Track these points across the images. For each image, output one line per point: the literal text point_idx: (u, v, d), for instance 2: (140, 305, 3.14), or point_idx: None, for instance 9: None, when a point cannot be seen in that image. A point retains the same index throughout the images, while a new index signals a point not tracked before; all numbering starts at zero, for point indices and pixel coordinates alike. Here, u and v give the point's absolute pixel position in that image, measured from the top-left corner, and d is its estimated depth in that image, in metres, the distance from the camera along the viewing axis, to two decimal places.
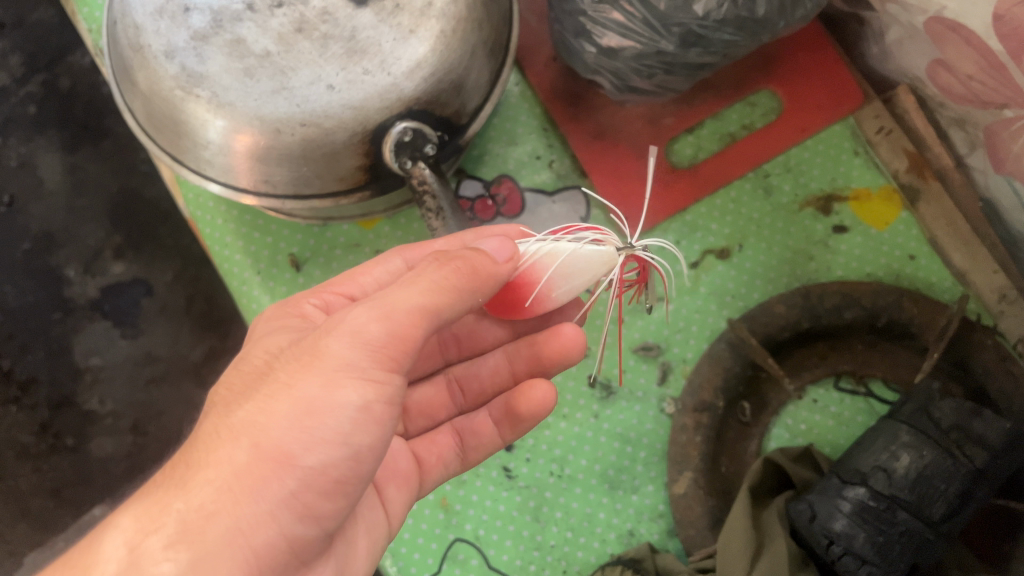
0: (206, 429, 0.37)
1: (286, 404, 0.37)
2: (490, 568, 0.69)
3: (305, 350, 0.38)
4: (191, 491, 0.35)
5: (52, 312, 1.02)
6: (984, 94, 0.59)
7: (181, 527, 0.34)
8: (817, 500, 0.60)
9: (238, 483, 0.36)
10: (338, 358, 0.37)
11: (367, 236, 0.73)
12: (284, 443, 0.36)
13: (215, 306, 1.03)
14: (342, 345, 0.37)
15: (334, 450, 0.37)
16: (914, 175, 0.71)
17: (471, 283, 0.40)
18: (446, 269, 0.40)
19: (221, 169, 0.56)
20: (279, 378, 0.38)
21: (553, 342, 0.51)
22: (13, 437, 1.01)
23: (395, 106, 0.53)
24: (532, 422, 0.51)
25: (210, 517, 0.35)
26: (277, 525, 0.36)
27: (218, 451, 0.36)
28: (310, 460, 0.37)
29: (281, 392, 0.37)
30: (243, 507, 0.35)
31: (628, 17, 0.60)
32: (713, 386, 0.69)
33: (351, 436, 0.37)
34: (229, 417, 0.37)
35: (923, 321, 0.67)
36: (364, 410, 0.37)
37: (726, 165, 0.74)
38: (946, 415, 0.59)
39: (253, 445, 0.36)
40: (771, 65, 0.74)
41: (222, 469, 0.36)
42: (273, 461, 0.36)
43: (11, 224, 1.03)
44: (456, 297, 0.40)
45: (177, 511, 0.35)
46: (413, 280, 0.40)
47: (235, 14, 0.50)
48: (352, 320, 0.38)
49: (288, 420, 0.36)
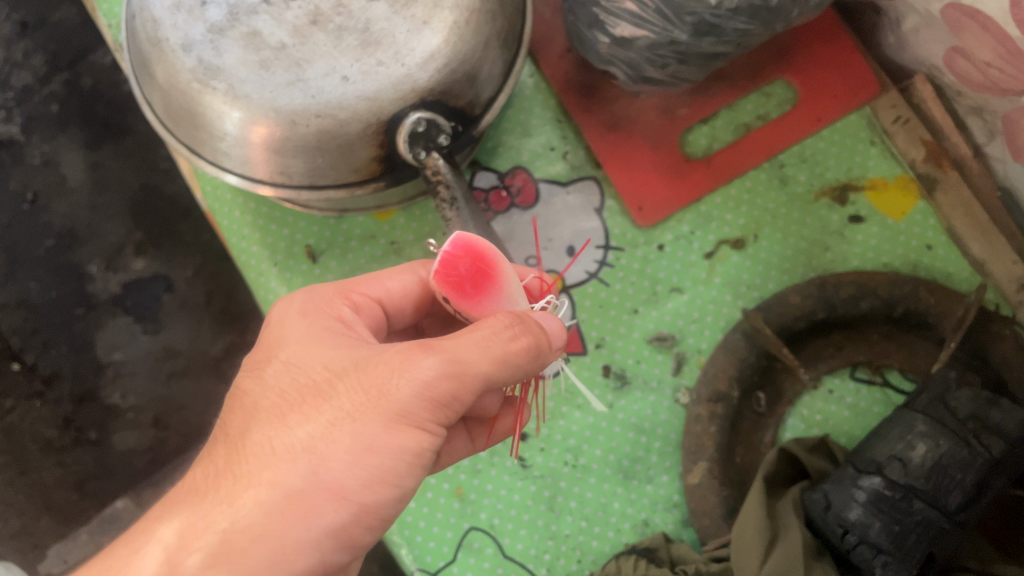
0: (262, 443, 0.38)
1: (348, 438, 0.38)
2: (505, 557, 0.70)
3: (372, 384, 0.39)
4: (241, 508, 0.36)
5: (75, 307, 1.04)
6: (1002, 81, 0.59)
7: (226, 546, 0.35)
8: (832, 489, 0.59)
9: (289, 509, 0.37)
10: (404, 404, 0.38)
11: (383, 227, 0.74)
12: (341, 478, 0.38)
13: (234, 301, 1.05)
14: (412, 392, 0.38)
15: (384, 491, 0.39)
16: (931, 164, 0.70)
17: (530, 362, 0.40)
18: (512, 342, 0.39)
19: (239, 161, 0.57)
20: (342, 408, 0.38)
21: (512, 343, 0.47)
22: (37, 430, 1.03)
23: (408, 97, 0.53)
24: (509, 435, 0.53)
25: (258, 539, 0.36)
26: (320, 555, 0.37)
27: (274, 472, 0.37)
28: (361, 498, 0.38)
29: (345, 426, 0.38)
30: (292, 535, 0.36)
31: (641, 7, 0.60)
32: (728, 376, 0.69)
33: (402, 479, 0.40)
34: (285, 438, 0.38)
35: (941, 311, 0.66)
36: (417, 454, 0.40)
37: (740, 155, 0.73)
38: (962, 404, 0.59)
39: (310, 473, 0.37)
40: (786, 55, 0.74)
41: (276, 492, 0.37)
42: (327, 493, 0.37)
43: (35, 222, 1.05)
44: (520, 363, 0.40)
45: (224, 528, 0.36)
46: (484, 334, 0.39)
47: (251, 7, 0.51)
48: (424, 367, 0.38)
49: (347, 457, 0.38)
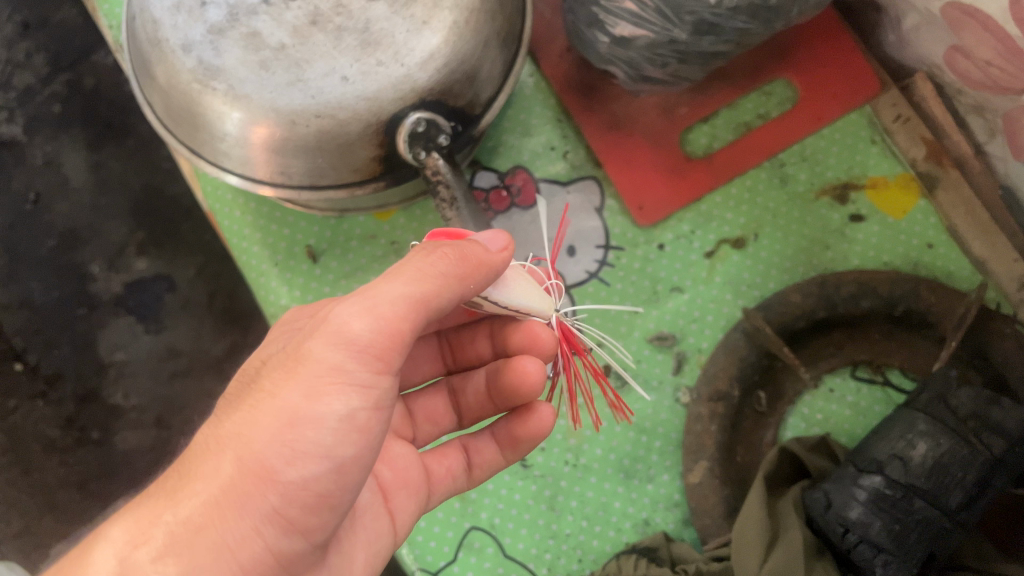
0: (199, 438, 0.39)
1: (268, 415, 0.37)
2: (506, 556, 0.70)
3: (290, 356, 0.39)
4: (181, 503, 0.36)
5: (78, 307, 1.04)
6: (1003, 80, 0.58)
7: (170, 540, 0.35)
8: (832, 488, 0.59)
9: (222, 497, 0.36)
10: (318, 365, 0.38)
11: (383, 227, 0.74)
12: (265, 455, 0.37)
13: (236, 301, 1.05)
14: (326, 350, 0.38)
15: (317, 464, 0.37)
16: (933, 163, 0.70)
17: (455, 273, 0.39)
18: (430, 257, 0.40)
19: (239, 161, 0.57)
20: (264, 386, 0.38)
21: (529, 335, 0.48)
22: (39, 430, 1.03)
23: (408, 97, 0.53)
24: (533, 445, 0.53)
25: (196, 532, 0.36)
26: (262, 540, 0.37)
27: (206, 463, 0.37)
28: (291, 474, 0.37)
29: (264, 401, 0.37)
30: (228, 523, 0.36)
31: (640, 6, 0.60)
32: (729, 376, 0.69)
33: (335, 449, 0.38)
34: (217, 429, 0.38)
35: (942, 310, 0.66)
36: (346, 420, 0.38)
37: (740, 154, 0.73)
38: (964, 403, 0.59)
39: (236, 458, 0.37)
40: (786, 53, 0.74)
41: (208, 482, 0.37)
42: (256, 475, 0.37)
43: (37, 222, 1.05)
44: (442, 284, 0.39)
45: (165, 523, 0.36)
46: (396, 273, 0.40)
47: (251, 8, 0.51)
48: (335, 322, 0.38)
49: (269, 431, 0.37)
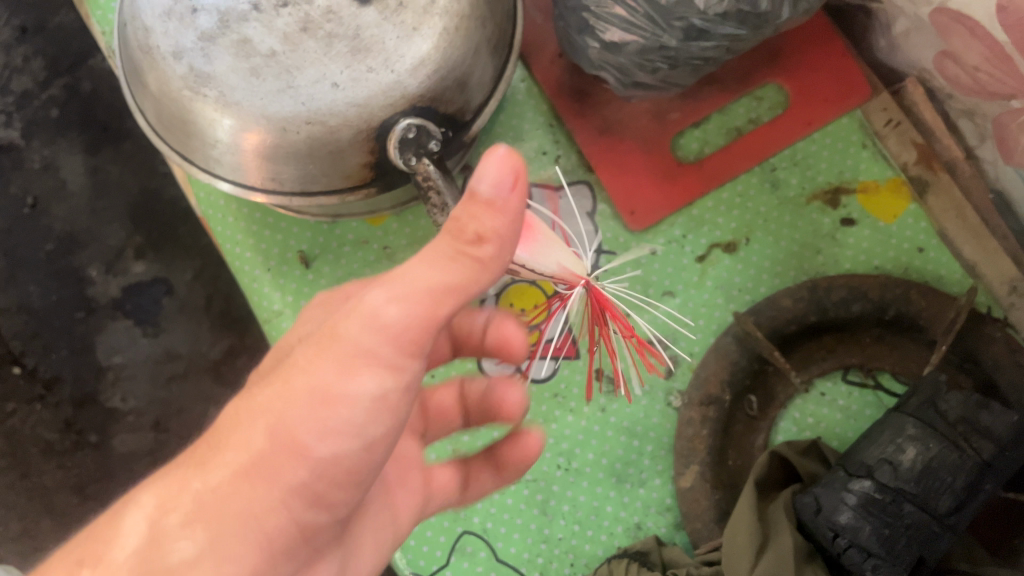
0: (231, 407, 0.37)
1: (303, 391, 0.36)
2: (498, 560, 0.70)
3: (323, 331, 0.37)
4: (210, 471, 0.35)
5: (75, 311, 1.05)
6: (991, 85, 0.60)
7: (198, 508, 0.35)
8: (823, 492, 0.59)
9: (253, 469, 0.35)
10: (353, 343, 0.36)
11: (376, 232, 0.74)
12: (301, 432, 0.36)
13: (233, 305, 1.05)
14: (360, 328, 0.36)
15: (348, 441, 0.37)
16: (923, 167, 0.70)
17: (491, 260, 0.37)
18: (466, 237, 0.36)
19: (231, 168, 0.57)
20: (297, 360, 0.37)
21: (502, 338, 0.52)
22: (37, 433, 1.04)
23: (398, 104, 0.54)
24: (519, 471, 0.54)
25: (225, 501, 0.35)
26: (288, 513, 0.37)
27: (238, 434, 0.36)
28: (322, 450, 0.36)
29: (297, 379, 0.36)
30: (256, 494, 0.36)
31: (630, 12, 0.60)
32: (720, 380, 0.69)
33: (366, 427, 0.37)
34: (249, 400, 0.37)
35: (932, 314, 0.66)
36: (379, 398, 0.37)
37: (732, 158, 0.73)
38: (953, 407, 0.59)
39: (270, 431, 0.36)
40: (777, 58, 0.74)
41: (241, 452, 0.36)
42: (288, 449, 0.36)
43: (35, 226, 1.06)
44: (477, 272, 0.37)
45: (194, 490, 0.35)
46: (434, 251, 0.37)
47: (241, 14, 0.51)
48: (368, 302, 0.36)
49: (302, 409, 0.36)
